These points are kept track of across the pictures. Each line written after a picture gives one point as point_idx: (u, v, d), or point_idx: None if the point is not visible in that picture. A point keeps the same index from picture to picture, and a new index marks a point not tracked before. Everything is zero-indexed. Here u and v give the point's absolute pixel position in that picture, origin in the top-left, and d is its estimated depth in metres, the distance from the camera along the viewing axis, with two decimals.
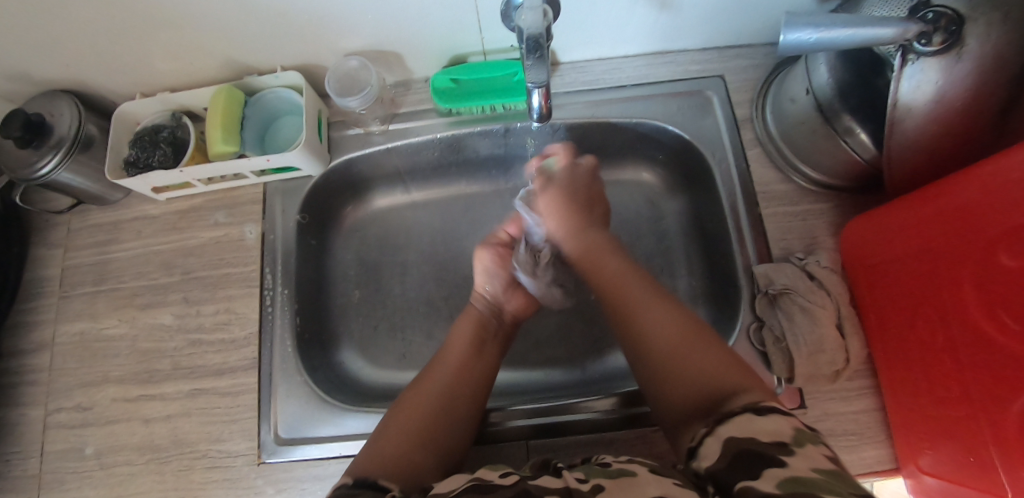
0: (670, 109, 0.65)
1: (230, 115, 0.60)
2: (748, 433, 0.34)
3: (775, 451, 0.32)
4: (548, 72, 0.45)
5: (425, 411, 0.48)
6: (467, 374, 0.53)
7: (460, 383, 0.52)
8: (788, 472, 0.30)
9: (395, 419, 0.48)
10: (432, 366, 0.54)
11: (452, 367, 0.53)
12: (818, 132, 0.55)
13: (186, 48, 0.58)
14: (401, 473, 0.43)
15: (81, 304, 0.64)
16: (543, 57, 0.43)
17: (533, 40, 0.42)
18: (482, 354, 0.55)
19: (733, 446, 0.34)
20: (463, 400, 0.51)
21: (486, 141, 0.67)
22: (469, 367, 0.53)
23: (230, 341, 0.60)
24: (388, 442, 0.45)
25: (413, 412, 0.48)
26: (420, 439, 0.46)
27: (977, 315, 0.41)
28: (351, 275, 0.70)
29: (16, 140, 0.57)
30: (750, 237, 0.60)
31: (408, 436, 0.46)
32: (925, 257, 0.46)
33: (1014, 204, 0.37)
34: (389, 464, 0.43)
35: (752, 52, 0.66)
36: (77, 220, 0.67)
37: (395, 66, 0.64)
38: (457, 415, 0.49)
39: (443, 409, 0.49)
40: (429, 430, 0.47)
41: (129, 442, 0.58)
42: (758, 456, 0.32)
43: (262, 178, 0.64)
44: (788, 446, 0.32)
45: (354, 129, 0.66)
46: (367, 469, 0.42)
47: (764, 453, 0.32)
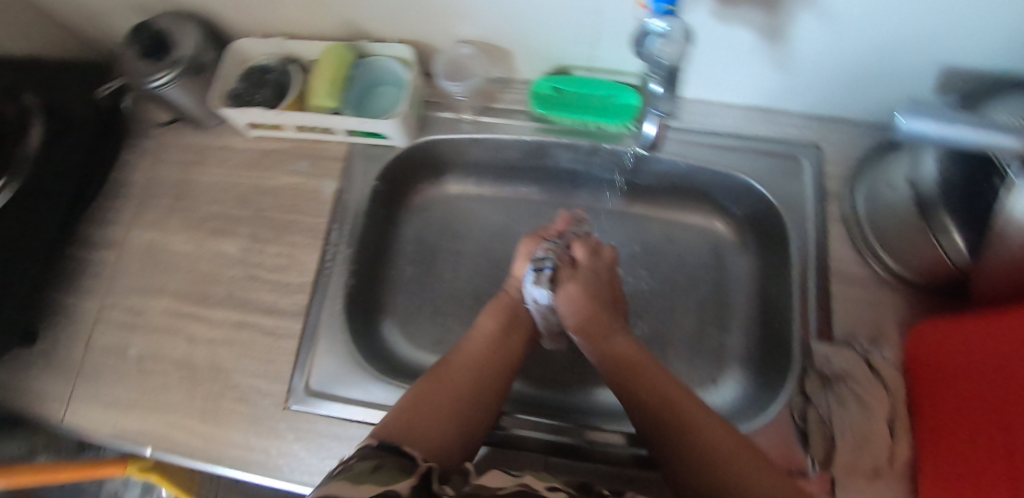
0: (760, 165, 0.64)
1: (340, 73, 0.63)
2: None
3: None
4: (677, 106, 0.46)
5: (451, 388, 0.50)
6: (491, 355, 0.54)
7: (484, 361, 0.54)
8: None
9: (424, 387, 0.50)
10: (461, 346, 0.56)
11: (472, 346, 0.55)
12: (910, 224, 0.54)
13: (314, 2, 0.60)
14: (420, 443, 0.44)
15: (156, 215, 0.67)
16: None
17: None
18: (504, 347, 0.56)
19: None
20: (488, 386, 0.52)
21: (570, 154, 0.68)
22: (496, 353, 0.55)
23: (284, 285, 0.61)
24: (408, 408, 0.47)
25: (440, 388, 0.50)
26: (444, 412, 0.48)
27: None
28: (408, 250, 0.71)
29: (140, 50, 0.60)
30: (813, 313, 0.58)
31: (436, 409, 0.47)
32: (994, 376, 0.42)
33: None
34: (411, 436, 0.44)
35: (855, 128, 0.65)
36: (170, 136, 0.71)
37: (501, 61, 0.64)
38: (482, 393, 0.51)
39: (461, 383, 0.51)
40: (456, 405, 0.48)
41: (170, 355, 0.61)
42: None
43: (351, 138, 0.65)
44: None
45: (445, 112, 0.67)
46: (393, 434, 0.44)
47: None
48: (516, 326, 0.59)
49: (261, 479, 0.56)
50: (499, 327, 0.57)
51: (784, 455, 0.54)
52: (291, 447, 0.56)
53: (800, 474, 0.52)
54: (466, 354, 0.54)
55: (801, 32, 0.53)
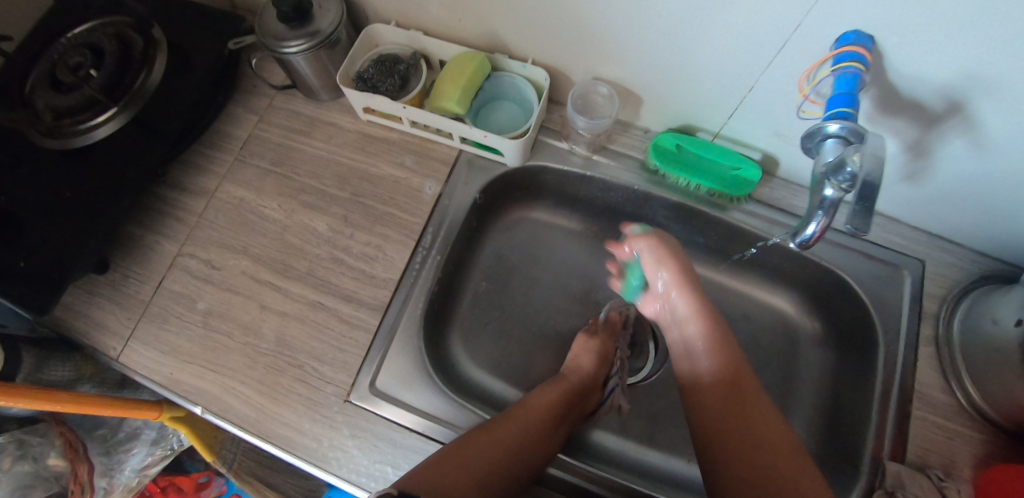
0: (860, 268, 0.64)
1: (472, 81, 0.61)
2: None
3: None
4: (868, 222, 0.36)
5: (490, 457, 0.48)
6: (527, 440, 0.51)
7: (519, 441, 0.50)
8: None
9: (462, 444, 0.48)
10: (511, 411, 0.54)
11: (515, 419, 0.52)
12: (1012, 367, 0.52)
13: (465, 9, 0.60)
14: None
15: (252, 174, 0.67)
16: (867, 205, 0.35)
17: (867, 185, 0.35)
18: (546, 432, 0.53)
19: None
20: (524, 461, 0.50)
21: (671, 212, 0.67)
22: (541, 429, 0.53)
23: (368, 276, 0.61)
24: (443, 463, 0.46)
25: (474, 458, 0.47)
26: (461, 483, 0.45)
27: None
28: (487, 266, 0.71)
29: (282, 14, 0.60)
30: (888, 430, 0.57)
31: (468, 475, 0.46)
32: None
33: None
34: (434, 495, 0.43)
35: (962, 253, 0.64)
36: (281, 100, 0.71)
37: (629, 106, 0.64)
38: (503, 480, 0.48)
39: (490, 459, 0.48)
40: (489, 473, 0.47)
41: (239, 318, 0.60)
42: None
43: (462, 145, 0.65)
44: None
45: (559, 141, 0.67)
46: (415, 486, 0.43)
47: None
48: (570, 406, 0.57)
49: (306, 466, 0.54)
50: (553, 404, 0.55)
51: None
52: (344, 441, 0.54)
53: None
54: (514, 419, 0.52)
55: (946, 155, 0.52)
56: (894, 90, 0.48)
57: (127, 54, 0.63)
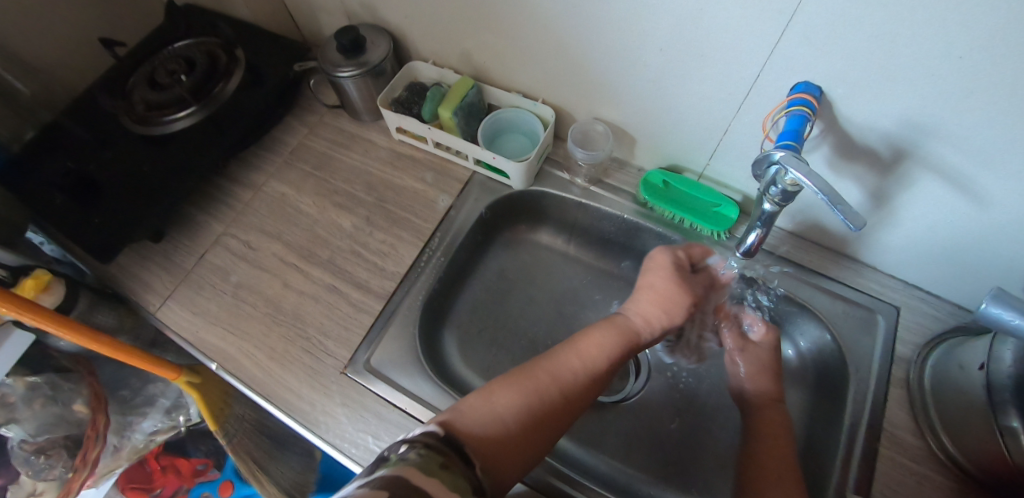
0: (836, 311, 0.68)
1: (460, 95, 0.73)
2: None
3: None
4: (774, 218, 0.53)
5: (526, 393, 0.51)
6: (564, 392, 0.52)
7: (561, 395, 0.52)
8: None
9: (498, 385, 0.51)
10: (546, 360, 0.55)
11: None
12: (976, 412, 0.54)
13: (491, 53, 0.72)
14: (489, 440, 0.46)
15: (295, 175, 0.77)
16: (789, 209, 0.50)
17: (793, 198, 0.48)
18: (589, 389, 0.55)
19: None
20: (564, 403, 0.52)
21: (658, 243, 0.73)
22: (592, 367, 0.56)
23: (379, 267, 0.68)
24: (485, 406, 0.49)
25: (505, 395, 0.50)
26: (513, 432, 0.48)
27: None
28: (488, 277, 0.78)
29: (341, 46, 0.73)
30: (855, 469, 0.59)
31: (504, 402, 0.50)
32: None
33: None
34: (476, 432, 0.46)
35: (941, 306, 0.67)
36: (329, 117, 0.83)
37: (625, 146, 0.74)
38: (535, 417, 0.50)
39: (541, 410, 0.50)
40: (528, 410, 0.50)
41: (263, 292, 0.68)
42: None
43: (476, 167, 0.75)
44: None
45: (562, 172, 0.76)
46: (458, 431, 0.46)
47: None
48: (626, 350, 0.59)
49: (299, 428, 0.60)
50: (608, 347, 0.58)
51: None
52: (334, 409, 0.60)
53: None
54: (554, 372, 0.54)
55: (910, 202, 0.57)
56: (850, 138, 0.55)
57: (213, 67, 0.77)
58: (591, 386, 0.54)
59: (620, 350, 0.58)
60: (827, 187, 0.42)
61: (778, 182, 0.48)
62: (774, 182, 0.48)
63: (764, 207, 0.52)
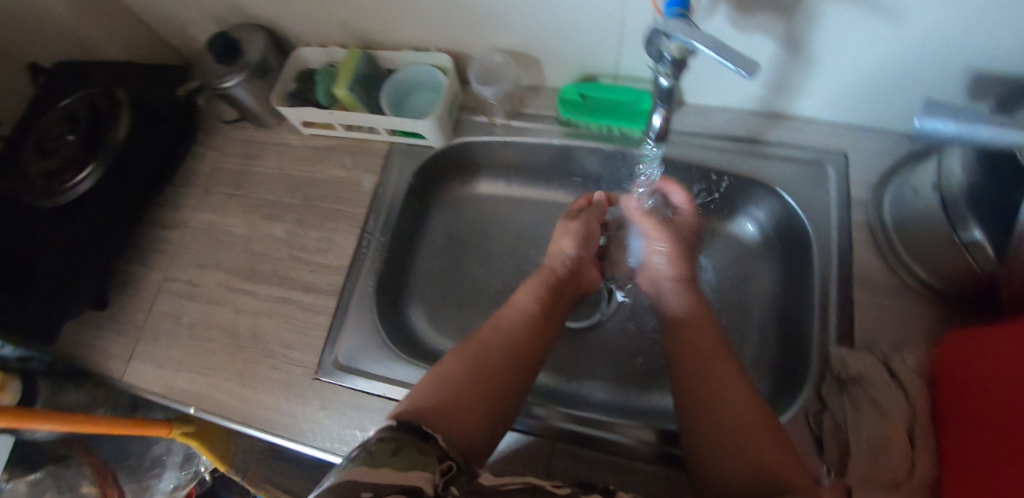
0: (783, 173, 0.66)
1: (351, 68, 0.69)
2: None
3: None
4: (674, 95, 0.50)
5: (473, 364, 0.52)
6: (506, 348, 0.54)
7: (507, 355, 0.53)
8: None
9: (445, 367, 0.52)
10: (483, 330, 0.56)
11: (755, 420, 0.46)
12: (937, 231, 0.53)
13: (366, 14, 0.68)
14: (449, 417, 0.46)
15: (217, 200, 0.75)
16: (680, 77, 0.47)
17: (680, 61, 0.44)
18: (529, 339, 0.56)
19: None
20: (514, 363, 0.53)
21: (594, 158, 0.71)
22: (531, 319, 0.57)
23: (323, 265, 0.67)
24: (437, 388, 0.49)
25: (455, 372, 0.51)
26: (466, 396, 0.48)
27: None
28: (439, 244, 0.76)
29: (217, 56, 0.69)
30: (834, 321, 0.58)
31: (458, 378, 0.50)
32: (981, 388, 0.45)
33: None
34: (433, 413, 0.46)
35: (886, 137, 0.65)
36: (235, 132, 0.79)
37: (532, 70, 0.70)
38: (487, 383, 0.50)
39: (489, 370, 0.51)
40: (481, 380, 0.50)
41: (218, 324, 0.66)
42: None
43: (392, 137, 0.72)
44: None
45: (479, 116, 0.73)
46: (415, 416, 0.46)
47: None
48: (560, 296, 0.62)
49: (287, 443, 0.59)
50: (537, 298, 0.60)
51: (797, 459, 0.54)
52: (316, 414, 0.59)
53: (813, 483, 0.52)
54: (492, 337, 0.55)
55: (825, 36, 0.53)
56: None
57: (99, 114, 0.72)
58: (533, 340, 0.56)
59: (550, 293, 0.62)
60: (714, 41, 0.39)
61: (665, 53, 0.44)
62: (659, 54, 0.45)
63: (658, 85, 0.48)
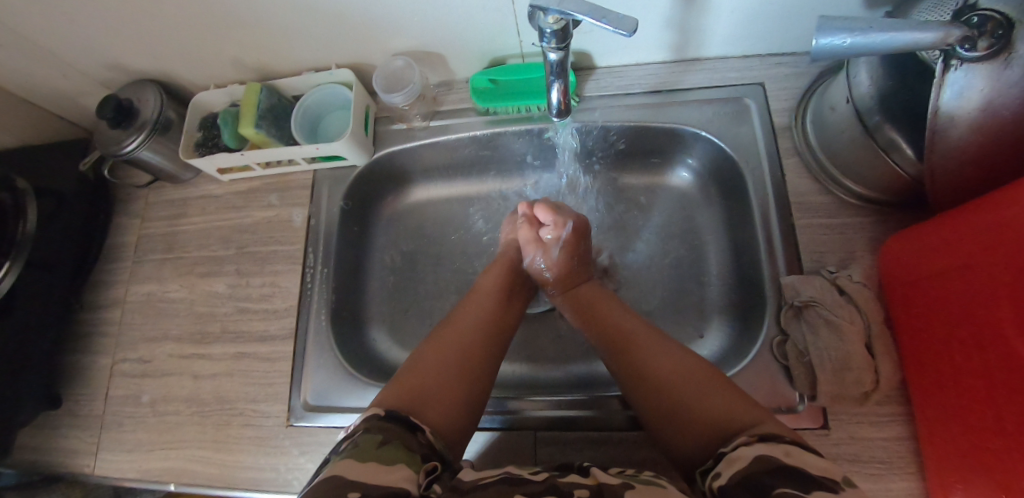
0: (706, 116, 0.65)
1: (251, 104, 0.65)
2: (796, 462, 0.35)
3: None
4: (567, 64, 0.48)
5: (448, 349, 0.51)
6: (483, 335, 0.53)
7: (476, 336, 0.53)
8: None
9: (420, 355, 0.50)
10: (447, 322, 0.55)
11: (686, 377, 0.45)
12: (858, 142, 0.54)
13: (255, 46, 0.65)
14: (436, 404, 0.45)
15: (150, 269, 0.72)
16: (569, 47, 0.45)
17: (563, 31, 0.43)
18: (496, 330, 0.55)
19: (748, 468, 0.35)
20: (488, 347, 0.53)
21: (521, 141, 0.70)
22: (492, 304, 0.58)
23: (272, 311, 0.65)
24: (414, 377, 0.47)
25: (432, 358, 0.49)
26: (451, 383, 0.47)
27: (989, 362, 0.41)
28: (388, 261, 0.75)
29: (110, 121, 0.65)
30: (781, 251, 0.59)
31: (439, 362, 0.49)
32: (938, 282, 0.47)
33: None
34: (416, 401, 0.45)
35: (796, 60, 0.65)
36: (154, 195, 0.76)
37: (439, 67, 0.69)
38: (464, 366, 0.49)
39: (468, 358, 0.50)
40: (460, 361, 0.49)
41: (179, 395, 0.64)
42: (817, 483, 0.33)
43: (313, 165, 0.69)
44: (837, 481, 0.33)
45: (397, 124, 0.71)
46: (397, 406, 0.44)
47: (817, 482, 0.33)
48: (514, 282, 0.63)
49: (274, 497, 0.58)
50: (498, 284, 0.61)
51: (771, 392, 0.55)
52: (297, 461, 0.58)
53: (790, 411, 0.54)
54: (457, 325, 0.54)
55: None
56: None
57: None
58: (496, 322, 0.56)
59: (511, 284, 0.62)
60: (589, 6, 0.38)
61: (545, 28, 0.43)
62: (540, 30, 0.43)
63: (550, 59, 0.47)
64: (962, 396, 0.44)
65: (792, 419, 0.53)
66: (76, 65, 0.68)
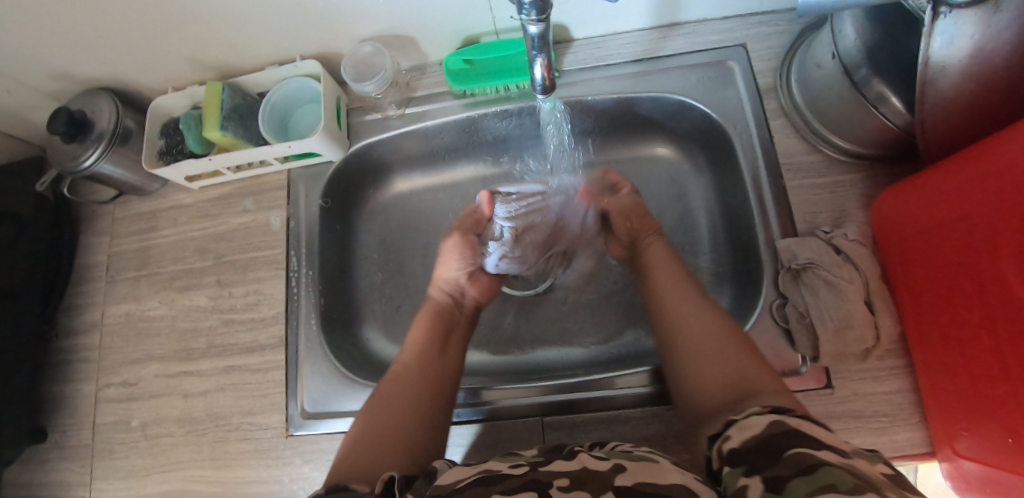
0: (691, 82, 0.63)
1: (213, 104, 0.61)
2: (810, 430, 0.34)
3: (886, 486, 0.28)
4: (548, 39, 0.45)
5: (389, 410, 0.48)
6: (423, 381, 0.52)
7: (417, 387, 0.51)
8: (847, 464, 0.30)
9: (364, 422, 0.48)
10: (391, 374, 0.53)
11: (710, 345, 0.46)
12: (846, 98, 0.53)
13: (212, 43, 0.61)
14: (377, 471, 0.42)
15: (125, 288, 0.68)
16: (548, 17, 0.42)
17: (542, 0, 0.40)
18: (435, 381, 0.53)
19: (764, 431, 0.35)
20: (429, 397, 0.51)
21: (501, 122, 0.68)
22: (428, 351, 0.55)
23: (259, 320, 0.63)
24: (358, 446, 0.45)
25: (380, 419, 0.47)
26: (393, 443, 0.45)
27: (985, 312, 0.41)
28: (375, 257, 0.72)
29: (63, 135, 0.61)
30: (774, 213, 0.58)
31: (383, 425, 0.47)
32: (937, 233, 0.46)
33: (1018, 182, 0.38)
34: (359, 468, 0.42)
35: (777, 18, 0.63)
36: (120, 210, 0.72)
37: (410, 51, 0.65)
38: (411, 419, 0.48)
39: (408, 409, 0.49)
40: (401, 415, 0.48)
41: (171, 415, 0.62)
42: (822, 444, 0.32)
43: (286, 164, 0.66)
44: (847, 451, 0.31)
45: (371, 114, 0.68)
46: (341, 476, 0.42)
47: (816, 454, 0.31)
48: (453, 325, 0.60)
49: None
50: (432, 327, 0.58)
51: (774, 357, 0.55)
52: (301, 471, 0.57)
53: (793, 373, 0.54)
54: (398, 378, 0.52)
55: None
56: None
57: None
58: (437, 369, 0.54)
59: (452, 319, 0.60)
60: None
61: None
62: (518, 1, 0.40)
63: (529, 33, 0.44)
64: (966, 346, 0.44)
65: (795, 382, 0.53)
66: (19, 78, 0.63)
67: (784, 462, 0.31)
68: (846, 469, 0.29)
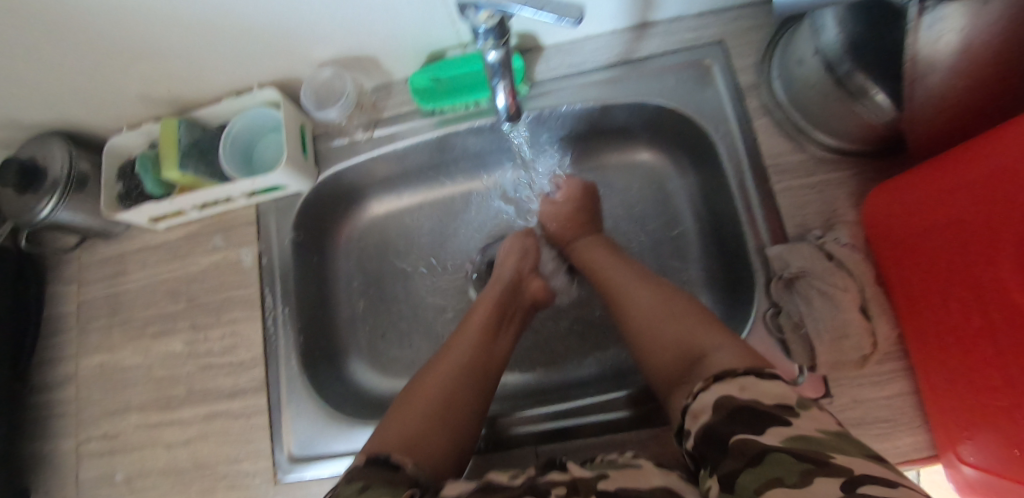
0: (668, 84, 0.61)
1: (170, 142, 0.58)
2: (752, 396, 0.34)
3: (831, 454, 0.29)
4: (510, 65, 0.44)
5: (439, 384, 0.47)
6: (480, 362, 0.50)
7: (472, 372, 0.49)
8: (796, 433, 0.30)
9: (410, 392, 0.47)
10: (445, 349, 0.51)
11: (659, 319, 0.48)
12: (829, 95, 0.50)
13: (160, 78, 0.58)
14: (421, 449, 0.42)
15: (98, 337, 0.66)
16: (508, 43, 0.41)
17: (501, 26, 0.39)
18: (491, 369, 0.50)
19: (711, 420, 0.35)
20: (481, 381, 0.49)
21: (475, 137, 0.65)
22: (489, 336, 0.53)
23: (238, 363, 0.60)
24: (404, 418, 0.44)
25: (426, 393, 0.46)
26: (441, 417, 0.44)
27: (987, 317, 0.39)
28: (356, 285, 0.70)
29: (15, 187, 0.58)
30: (761, 218, 0.56)
31: (431, 401, 0.45)
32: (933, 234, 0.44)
33: (1014, 184, 0.36)
34: (401, 438, 0.42)
35: (753, 11, 0.60)
36: (85, 255, 0.69)
37: (373, 71, 0.62)
38: (461, 400, 0.46)
39: (459, 389, 0.47)
40: (451, 394, 0.46)
41: (155, 467, 0.60)
42: (768, 418, 0.32)
43: (254, 199, 0.63)
44: (796, 410, 0.32)
45: (338, 139, 0.65)
46: (383, 445, 0.41)
47: (771, 415, 0.32)
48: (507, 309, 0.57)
49: None
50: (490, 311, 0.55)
51: (770, 369, 0.53)
52: None
53: (790, 384, 0.52)
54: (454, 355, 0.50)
55: None
56: None
57: None
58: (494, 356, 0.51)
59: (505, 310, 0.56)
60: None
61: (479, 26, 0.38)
62: (473, 28, 0.39)
63: (489, 60, 0.42)
64: (967, 351, 0.42)
65: None
66: None
67: (733, 455, 0.31)
68: (789, 452, 0.29)
